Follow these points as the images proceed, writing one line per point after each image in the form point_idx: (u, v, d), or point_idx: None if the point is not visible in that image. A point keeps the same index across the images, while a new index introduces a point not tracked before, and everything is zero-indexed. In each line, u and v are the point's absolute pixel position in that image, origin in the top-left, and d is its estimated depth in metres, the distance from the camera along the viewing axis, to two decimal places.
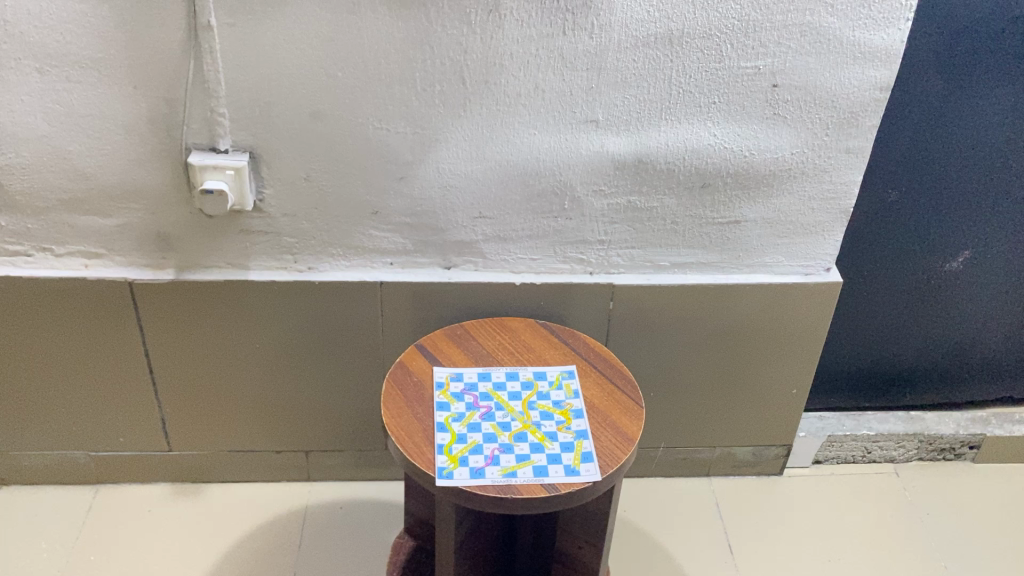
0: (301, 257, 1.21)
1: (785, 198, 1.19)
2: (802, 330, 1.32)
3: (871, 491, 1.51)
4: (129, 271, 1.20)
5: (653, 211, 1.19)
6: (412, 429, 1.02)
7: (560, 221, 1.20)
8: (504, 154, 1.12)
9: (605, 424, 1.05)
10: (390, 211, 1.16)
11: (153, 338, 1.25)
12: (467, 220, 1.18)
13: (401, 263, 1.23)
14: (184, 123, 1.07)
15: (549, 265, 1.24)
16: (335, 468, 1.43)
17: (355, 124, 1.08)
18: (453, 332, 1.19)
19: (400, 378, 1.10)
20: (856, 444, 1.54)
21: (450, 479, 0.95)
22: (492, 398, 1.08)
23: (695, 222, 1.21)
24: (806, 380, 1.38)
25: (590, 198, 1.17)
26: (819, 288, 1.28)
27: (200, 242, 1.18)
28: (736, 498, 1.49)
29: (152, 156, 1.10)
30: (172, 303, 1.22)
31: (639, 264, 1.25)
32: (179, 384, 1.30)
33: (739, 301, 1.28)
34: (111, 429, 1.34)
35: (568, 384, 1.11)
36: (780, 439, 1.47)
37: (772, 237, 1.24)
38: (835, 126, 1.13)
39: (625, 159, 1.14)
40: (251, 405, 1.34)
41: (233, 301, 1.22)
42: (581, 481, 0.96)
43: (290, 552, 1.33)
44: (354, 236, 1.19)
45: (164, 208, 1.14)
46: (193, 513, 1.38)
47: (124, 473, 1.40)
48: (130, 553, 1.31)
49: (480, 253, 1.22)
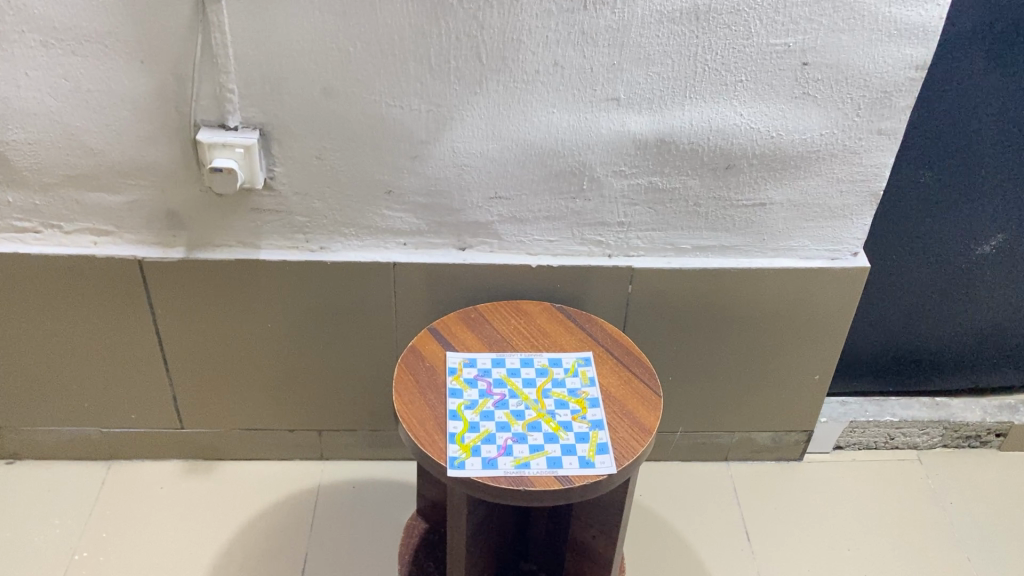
0: (314, 237, 1.18)
1: (813, 180, 1.15)
2: (827, 315, 1.28)
3: (894, 480, 1.48)
4: (138, 248, 1.18)
5: (674, 193, 1.15)
6: (423, 417, 1.00)
7: (578, 203, 1.16)
8: (521, 133, 1.09)
9: (621, 414, 1.02)
10: (404, 190, 1.13)
11: (164, 316, 1.23)
12: (482, 200, 1.15)
13: (415, 244, 1.20)
14: (193, 98, 1.04)
15: (567, 247, 1.21)
16: (348, 448, 1.42)
17: (368, 101, 1.05)
18: (467, 314, 1.16)
19: (412, 363, 1.07)
20: (878, 430, 1.50)
21: (462, 469, 0.94)
22: (506, 384, 1.06)
23: (719, 204, 1.17)
24: (830, 366, 1.34)
25: (609, 179, 1.14)
26: (845, 273, 1.23)
27: (210, 219, 1.16)
28: (754, 483, 1.46)
29: (161, 134, 1.07)
30: (183, 282, 1.20)
31: (659, 247, 1.21)
32: (191, 362, 1.29)
33: (762, 286, 1.24)
34: (122, 405, 1.33)
35: (584, 371, 1.08)
36: (801, 425, 1.43)
37: (797, 221, 1.19)
38: (867, 106, 1.08)
39: (647, 139, 1.10)
40: (263, 383, 1.32)
41: (244, 280, 1.20)
42: (597, 473, 0.95)
43: (302, 531, 1.32)
44: (367, 216, 1.16)
45: (173, 186, 1.12)
46: (205, 491, 1.37)
47: (136, 449, 1.39)
48: (143, 531, 1.31)
49: (496, 234, 1.19)
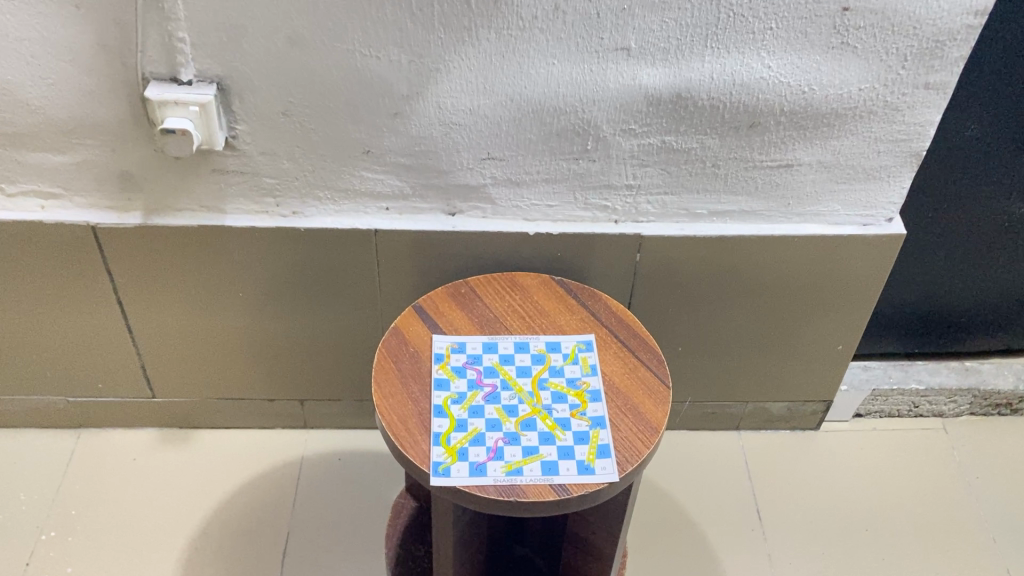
0: (284, 201, 1.06)
1: (847, 140, 1.02)
2: (855, 283, 1.16)
3: (917, 451, 1.38)
4: (91, 213, 1.06)
5: (691, 153, 1.02)
6: (405, 414, 0.90)
7: (582, 164, 1.03)
8: (517, 87, 0.95)
9: (626, 410, 0.92)
10: (385, 150, 1.00)
11: (125, 285, 1.13)
12: (473, 161, 1.02)
13: (399, 209, 1.07)
14: (139, 49, 0.90)
15: (568, 212, 1.08)
16: (333, 417, 1.32)
17: (339, 51, 0.91)
18: (457, 289, 1.04)
19: (394, 348, 0.97)
20: (902, 399, 1.40)
21: (447, 478, 0.85)
22: (498, 374, 0.95)
23: (740, 165, 1.04)
24: (854, 335, 1.23)
25: (617, 138, 1.00)
26: (878, 241, 1.11)
27: (168, 183, 1.03)
28: (767, 455, 1.37)
29: (105, 89, 0.94)
30: (143, 249, 1.08)
31: (672, 212, 1.09)
32: (159, 331, 1.19)
33: (785, 255, 1.12)
34: (87, 374, 1.24)
35: (585, 358, 0.97)
36: (819, 395, 1.33)
37: (828, 183, 1.06)
38: (914, 58, 0.94)
39: (661, 94, 0.96)
40: (239, 352, 1.22)
41: (211, 247, 1.08)
42: (597, 481, 0.85)
43: (284, 509, 1.24)
44: (343, 178, 1.03)
45: (125, 146, 0.99)
46: (181, 464, 1.29)
47: (107, 418, 1.30)
48: (115, 508, 1.23)
49: (489, 198, 1.06)
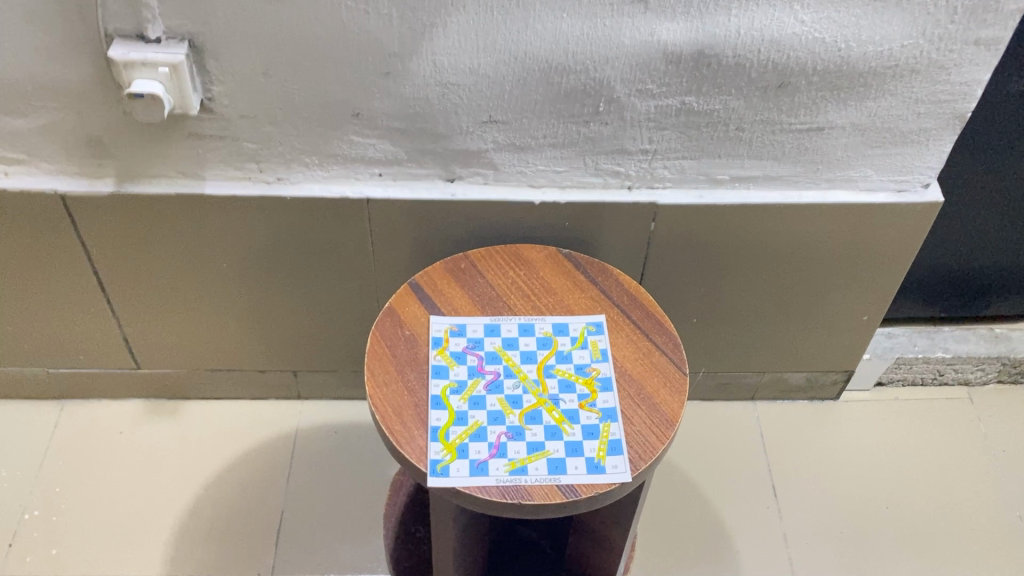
0: (268, 167, 0.97)
1: (885, 101, 0.92)
2: (885, 253, 1.08)
3: (940, 422, 1.32)
4: (59, 179, 0.98)
5: (712, 115, 0.93)
6: (400, 405, 0.83)
7: (593, 127, 0.94)
8: (522, 44, 0.85)
9: (639, 400, 0.85)
10: (376, 113, 0.91)
11: (100, 255, 1.05)
12: (474, 124, 0.93)
13: (392, 175, 0.99)
14: (99, 4, 0.80)
15: (577, 178, 1.00)
16: (327, 388, 1.26)
17: (323, 5, 0.81)
18: (456, 264, 0.97)
19: (388, 331, 0.89)
20: (927, 367, 1.33)
21: (446, 478, 0.78)
22: (501, 360, 0.88)
23: (767, 128, 0.95)
24: (880, 306, 1.15)
25: (632, 99, 0.91)
26: (912, 209, 1.02)
27: (141, 148, 0.95)
28: (783, 427, 1.30)
29: (65, 47, 0.84)
30: (117, 219, 1.00)
31: (690, 178, 1.00)
32: (139, 302, 1.12)
33: (811, 223, 1.04)
34: (66, 346, 1.17)
35: (594, 342, 0.90)
36: (840, 365, 1.26)
37: (861, 147, 0.97)
38: (965, 11, 0.84)
39: (682, 51, 0.86)
40: (226, 323, 1.15)
41: (190, 216, 1.00)
42: (607, 482, 0.78)
43: (278, 486, 1.19)
44: (332, 142, 0.95)
45: (90, 109, 0.90)
46: (169, 437, 1.23)
47: (91, 389, 1.24)
48: (100, 485, 1.17)
49: (491, 164, 0.98)
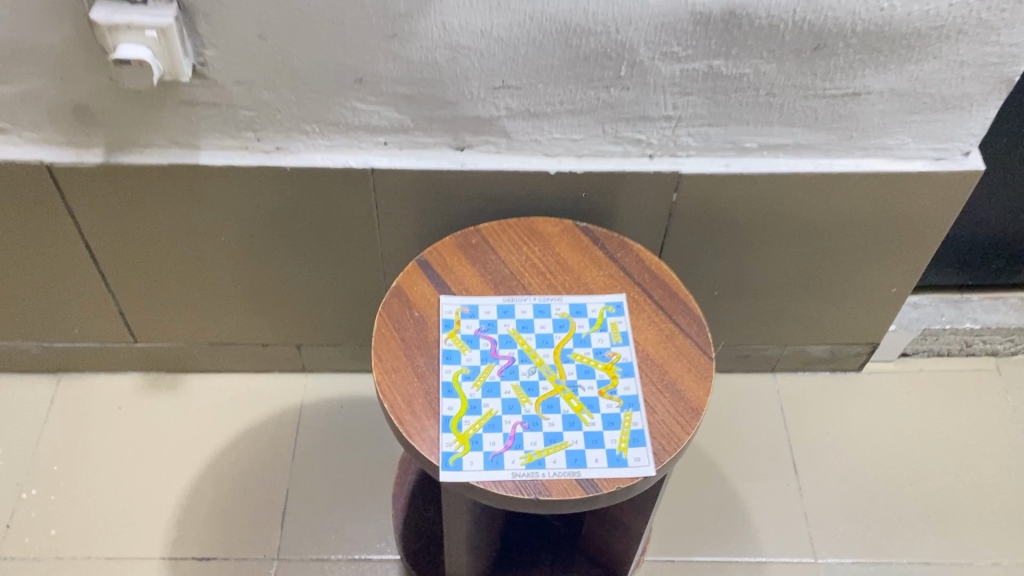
0: (266, 136, 0.92)
1: (928, 64, 0.85)
2: (919, 224, 1.02)
3: (967, 395, 1.27)
4: (44, 149, 0.92)
5: (741, 80, 0.86)
6: (410, 393, 0.79)
7: (613, 92, 0.87)
8: (538, 5, 0.78)
9: (662, 387, 0.80)
10: (380, 78, 0.85)
11: (92, 227, 1.00)
12: (485, 90, 0.87)
13: (399, 144, 0.93)
14: None
15: (595, 147, 0.94)
16: (332, 360, 1.22)
17: None
18: (467, 240, 0.91)
19: (396, 313, 0.84)
20: (954, 338, 1.28)
21: (459, 472, 0.74)
22: (515, 344, 0.83)
23: (799, 94, 0.88)
24: (910, 278, 1.10)
25: (656, 63, 0.84)
26: (951, 178, 0.96)
27: (131, 117, 0.89)
28: (804, 400, 1.26)
29: (43, 10, 0.78)
30: (108, 191, 0.95)
31: (715, 146, 0.94)
32: (134, 275, 1.07)
33: (843, 193, 0.98)
34: (60, 319, 1.13)
35: (614, 323, 0.85)
36: (865, 337, 1.21)
37: (899, 114, 0.91)
38: None
39: (711, 12, 0.79)
40: (226, 296, 1.10)
41: (184, 187, 0.95)
42: (629, 476, 0.74)
43: (283, 462, 1.15)
44: (334, 110, 0.89)
45: (75, 75, 0.84)
46: (170, 412, 1.19)
47: (88, 362, 1.20)
48: (99, 463, 1.14)
49: (503, 132, 0.92)
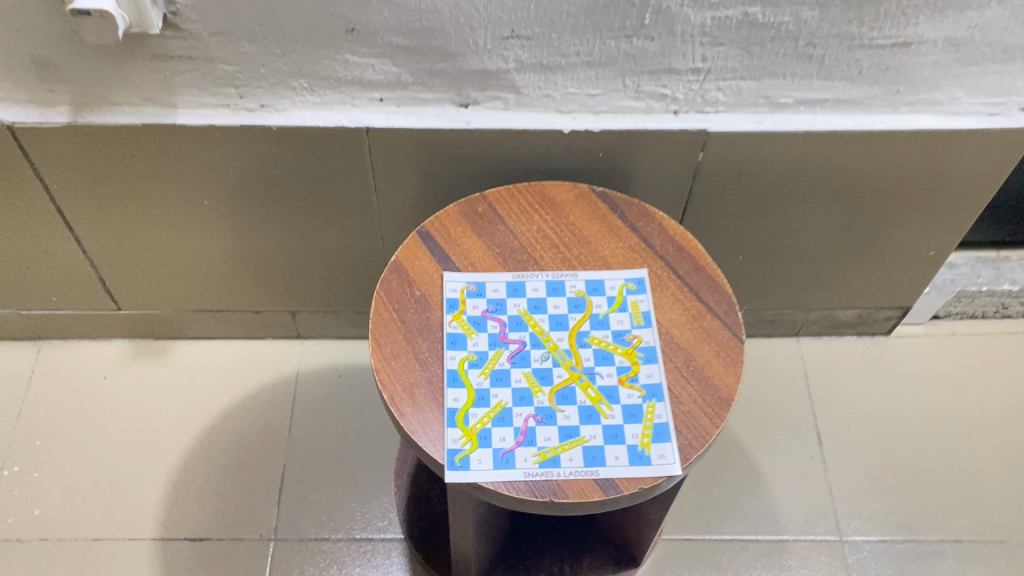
0: (249, 92, 0.83)
1: (991, 10, 0.75)
2: (965, 185, 0.94)
3: (1002, 360, 1.20)
4: (4, 108, 0.83)
5: (780, 28, 0.77)
6: (411, 382, 0.71)
7: (635, 42, 0.78)
8: None
9: (688, 375, 0.73)
10: (375, 28, 0.76)
11: (63, 191, 0.91)
12: (493, 40, 0.77)
13: (396, 100, 0.84)
14: None
15: (614, 102, 0.85)
16: (330, 327, 1.15)
17: None
18: (472, 209, 0.83)
19: (396, 292, 0.77)
20: (990, 299, 1.21)
21: (465, 472, 0.66)
22: (527, 327, 0.76)
23: (843, 44, 0.79)
24: (950, 241, 1.02)
25: (684, 10, 0.75)
26: (1005, 135, 0.87)
27: (98, 72, 0.80)
28: (829, 366, 1.19)
29: None
30: (77, 152, 0.86)
31: (747, 101, 0.85)
32: (113, 241, 0.99)
33: (885, 152, 0.89)
34: (37, 286, 1.05)
35: (635, 303, 0.77)
36: (897, 300, 1.14)
37: (953, 65, 0.82)
38: None
39: None
40: (213, 262, 1.02)
41: (161, 148, 0.86)
42: (652, 475, 0.67)
43: (278, 435, 1.09)
44: (324, 63, 0.80)
45: (32, 27, 0.75)
46: (158, 382, 1.13)
47: (70, 329, 1.13)
48: (84, 437, 1.08)
49: (512, 86, 0.83)
